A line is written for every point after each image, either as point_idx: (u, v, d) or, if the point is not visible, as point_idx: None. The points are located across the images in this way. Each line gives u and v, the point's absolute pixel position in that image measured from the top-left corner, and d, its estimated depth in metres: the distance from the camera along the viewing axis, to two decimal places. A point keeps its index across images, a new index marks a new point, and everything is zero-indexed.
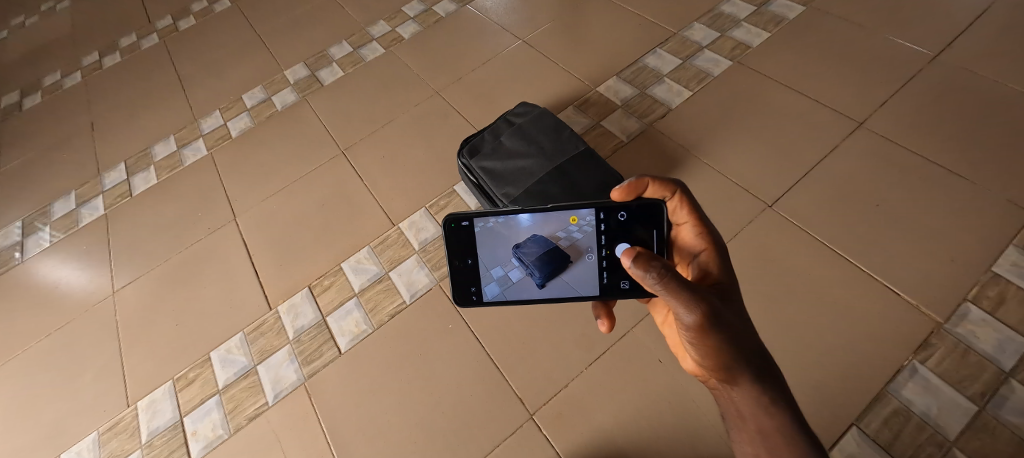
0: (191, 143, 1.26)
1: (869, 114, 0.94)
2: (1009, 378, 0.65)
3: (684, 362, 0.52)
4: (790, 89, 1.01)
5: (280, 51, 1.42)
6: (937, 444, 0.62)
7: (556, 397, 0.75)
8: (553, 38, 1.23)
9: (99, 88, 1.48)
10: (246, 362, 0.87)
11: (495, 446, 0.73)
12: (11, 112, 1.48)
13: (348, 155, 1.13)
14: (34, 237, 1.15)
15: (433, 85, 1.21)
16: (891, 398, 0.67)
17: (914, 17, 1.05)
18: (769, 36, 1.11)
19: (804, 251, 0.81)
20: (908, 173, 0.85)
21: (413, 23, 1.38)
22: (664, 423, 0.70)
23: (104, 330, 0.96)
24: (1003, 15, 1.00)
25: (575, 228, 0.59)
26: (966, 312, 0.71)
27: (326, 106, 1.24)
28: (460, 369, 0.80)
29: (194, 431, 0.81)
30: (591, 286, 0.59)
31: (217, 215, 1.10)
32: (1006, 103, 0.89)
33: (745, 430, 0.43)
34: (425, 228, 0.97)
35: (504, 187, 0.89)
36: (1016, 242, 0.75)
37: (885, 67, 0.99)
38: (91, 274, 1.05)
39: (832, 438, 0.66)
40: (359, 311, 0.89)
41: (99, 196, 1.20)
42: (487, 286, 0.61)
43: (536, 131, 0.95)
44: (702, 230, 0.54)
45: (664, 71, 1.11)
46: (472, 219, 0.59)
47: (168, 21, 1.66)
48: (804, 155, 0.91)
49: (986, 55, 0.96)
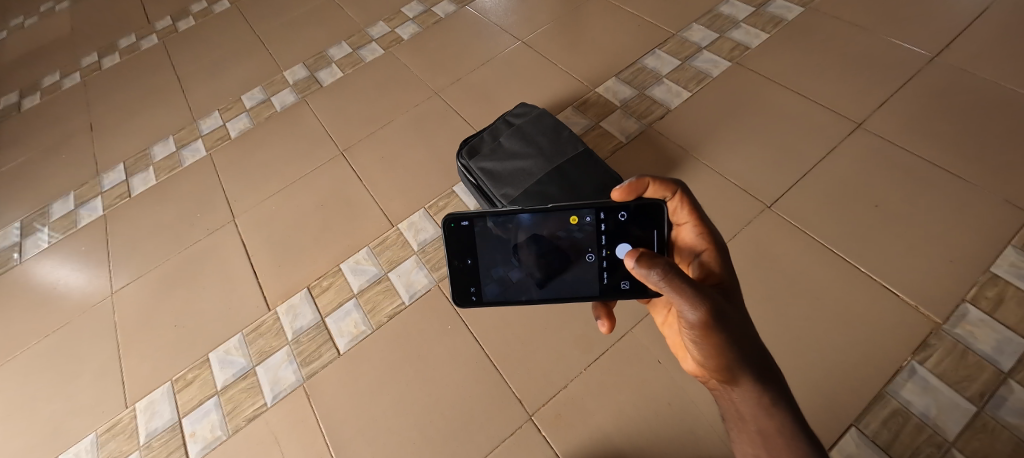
0: (190, 144, 1.26)
1: (868, 115, 0.94)
2: (1008, 378, 0.65)
3: (685, 362, 0.52)
4: (789, 90, 1.01)
5: (280, 52, 1.43)
6: (936, 445, 0.63)
7: (556, 397, 0.75)
8: (553, 38, 1.24)
9: (99, 89, 1.48)
10: (245, 363, 0.87)
11: (495, 446, 0.73)
12: (11, 112, 1.48)
13: (348, 156, 1.13)
14: (33, 237, 1.15)
15: (432, 85, 1.21)
16: (890, 398, 0.67)
17: (912, 18, 1.05)
18: (769, 36, 1.11)
19: (804, 252, 0.81)
20: (907, 174, 0.85)
21: (413, 24, 1.38)
22: (664, 424, 0.70)
23: (104, 331, 0.96)
24: (1001, 16, 1.01)
25: (575, 228, 0.58)
26: (965, 313, 0.71)
27: (325, 106, 1.24)
28: (460, 369, 0.80)
29: (193, 432, 0.81)
30: (592, 286, 0.59)
31: (216, 215, 1.09)
32: (1004, 105, 0.89)
33: (746, 431, 0.44)
34: (425, 229, 0.97)
35: (503, 188, 0.89)
36: (1015, 242, 0.75)
37: (884, 68, 0.99)
38: (90, 274, 1.05)
39: (831, 439, 0.66)
40: (358, 311, 0.89)
41: (98, 196, 1.20)
42: (487, 286, 0.61)
43: (535, 132, 0.95)
44: (702, 230, 0.54)
45: (664, 71, 1.11)
46: (471, 219, 0.59)
47: (168, 21, 1.66)
48: (804, 156, 0.91)
49: (984, 56, 0.96)
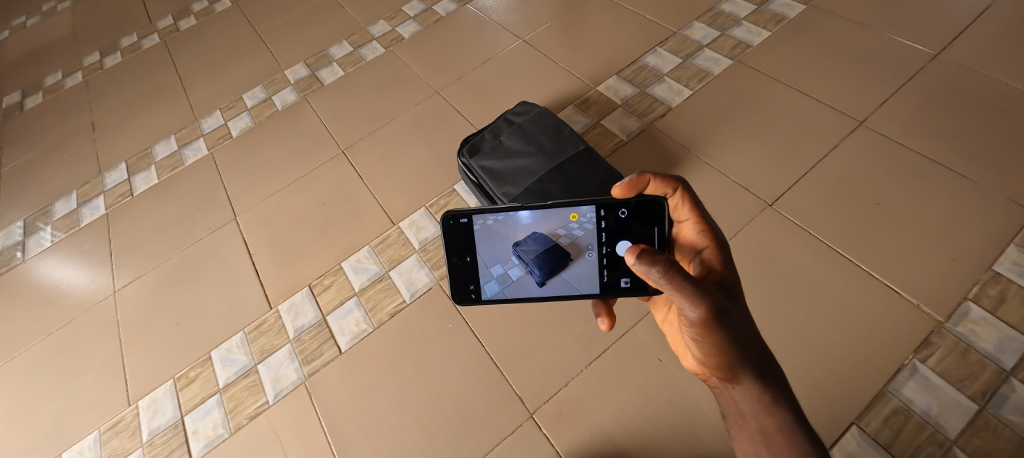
0: (191, 143, 1.26)
1: (870, 114, 0.93)
2: (1009, 377, 0.65)
3: (685, 360, 0.52)
4: (791, 89, 1.01)
5: (281, 50, 1.43)
6: (937, 444, 0.62)
7: (555, 396, 0.75)
8: (553, 37, 1.23)
9: (100, 88, 1.48)
10: (247, 361, 0.87)
11: (495, 445, 0.73)
12: (12, 112, 1.49)
13: (348, 155, 1.13)
14: (36, 236, 1.15)
15: (432, 84, 1.21)
16: (891, 397, 0.67)
17: (914, 17, 1.05)
18: (770, 34, 1.11)
19: (804, 251, 0.80)
20: (909, 173, 0.85)
21: (413, 23, 1.38)
22: (665, 422, 0.70)
23: (106, 330, 0.96)
24: (1004, 14, 1.00)
25: (575, 225, 0.59)
26: (966, 311, 0.71)
27: (326, 105, 1.24)
28: (460, 368, 0.80)
29: (195, 430, 0.81)
30: (592, 284, 0.59)
31: (218, 215, 1.10)
32: (1007, 103, 0.89)
33: (746, 429, 0.44)
34: (425, 227, 0.97)
35: (503, 187, 0.89)
36: (1017, 241, 0.75)
37: (887, 67, 0.99)
38: (91, 273, 1.06)
39: (831, 438, 0.66)
40: (359, 310, 0.89)
41: (100, 195, 1.21)
42: (486, 284, 0.61)
43: (536, 131, 0.95)
44: (703, 228, 0.54)
45: (664, 70, 1.11)
46: (471, 216, 0.59)
47: (169, 21, 1.66)
48: (806, 155, 0.91)
49: (988, 55, 0.96)
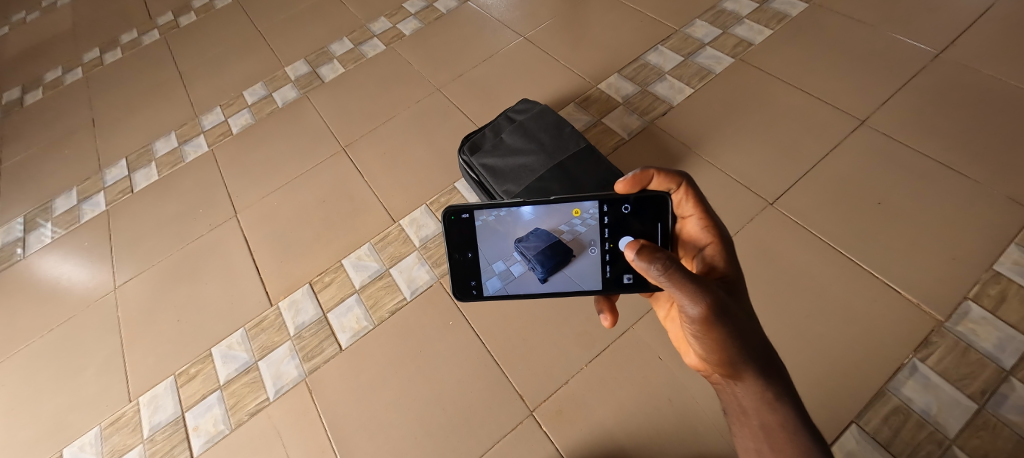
0: (191, 139, 1.26)
1: (871, 113, 0.93)
2: (1009, 376, 0.65)
3: (687, 356, 0.52)
4: (792, 88, 1.00)
5: (281, 47, 1.42)
6: (936, 442, 0.63)
7: (555, 394, 0.75)
8: (554, 35, 1.23)
9: (100, 84, 1.48)
10: (247, 358, 0.87)
11: (494, 443, 0.73)
12: (12, 108, 1.49)
13: (348, 153, 1.13)
14: (36, 232, 1.15)
15: (433, 82, 1.21)
16: (890, 395, 0.67)
17: (916, 16, 1.05)
18: (772, 32, 1.11)
19: (804, 251, 0.80)
20: (910, 172, 0.85)
21: (414, 20, 1.38)
22: (665, 420, 0.70)
23: (106, 326, 0.96)
24: (1006, 12, 1.00)
25: (578, 221, 0.58)
26: (966, 311, 0.71)
27: (326, 102, 1.24)
28: (459, 366, 0.80)
29: (195, 426, 0.82)
30: (594, 281, 0.59)
31: (217, 212, 1.10)
32: (1008, 102, 0.89)
33: (747, 426, 0.44)
34: (425, 225, 0.97)
35: (504, 184, 0.89)
36: (1017, 240, 0.75)
37: (889, 66, 0.99)
38: (92, 270, 1.06)
39: (831, 436, 0.66)
40: (359, 307, 0.89)
41: (100, 192, 1.20)
42: (488, 280, 0.61)
43: (537, 128, 0.94)
44: (708, 224, 0.54)
45: (666, 68, 1.11)
46: (472, 212, 0.58)
47: (169, 17, 1.65)
48: (806, 154, 0.91)
49: (989, 54, 0.96)
